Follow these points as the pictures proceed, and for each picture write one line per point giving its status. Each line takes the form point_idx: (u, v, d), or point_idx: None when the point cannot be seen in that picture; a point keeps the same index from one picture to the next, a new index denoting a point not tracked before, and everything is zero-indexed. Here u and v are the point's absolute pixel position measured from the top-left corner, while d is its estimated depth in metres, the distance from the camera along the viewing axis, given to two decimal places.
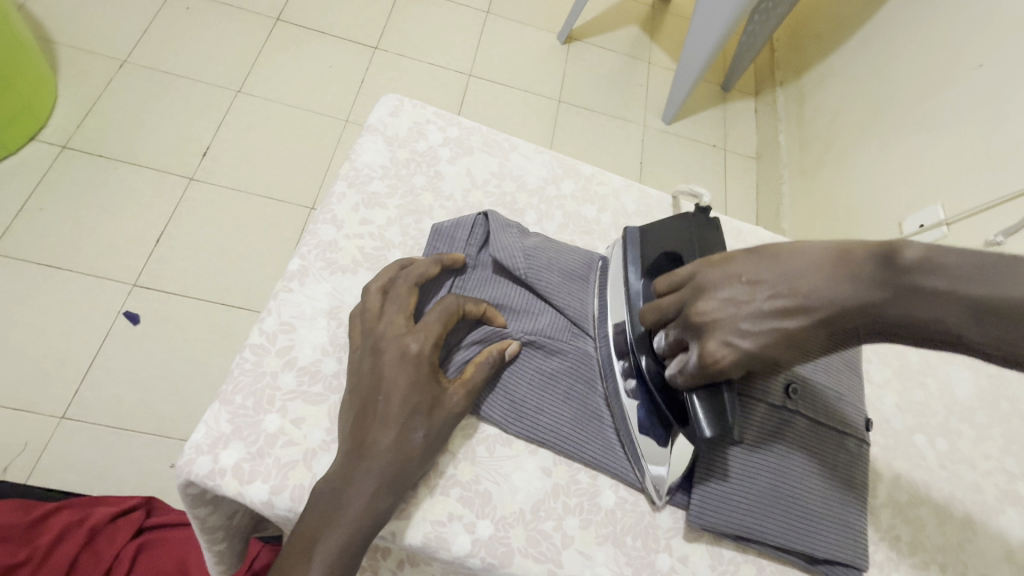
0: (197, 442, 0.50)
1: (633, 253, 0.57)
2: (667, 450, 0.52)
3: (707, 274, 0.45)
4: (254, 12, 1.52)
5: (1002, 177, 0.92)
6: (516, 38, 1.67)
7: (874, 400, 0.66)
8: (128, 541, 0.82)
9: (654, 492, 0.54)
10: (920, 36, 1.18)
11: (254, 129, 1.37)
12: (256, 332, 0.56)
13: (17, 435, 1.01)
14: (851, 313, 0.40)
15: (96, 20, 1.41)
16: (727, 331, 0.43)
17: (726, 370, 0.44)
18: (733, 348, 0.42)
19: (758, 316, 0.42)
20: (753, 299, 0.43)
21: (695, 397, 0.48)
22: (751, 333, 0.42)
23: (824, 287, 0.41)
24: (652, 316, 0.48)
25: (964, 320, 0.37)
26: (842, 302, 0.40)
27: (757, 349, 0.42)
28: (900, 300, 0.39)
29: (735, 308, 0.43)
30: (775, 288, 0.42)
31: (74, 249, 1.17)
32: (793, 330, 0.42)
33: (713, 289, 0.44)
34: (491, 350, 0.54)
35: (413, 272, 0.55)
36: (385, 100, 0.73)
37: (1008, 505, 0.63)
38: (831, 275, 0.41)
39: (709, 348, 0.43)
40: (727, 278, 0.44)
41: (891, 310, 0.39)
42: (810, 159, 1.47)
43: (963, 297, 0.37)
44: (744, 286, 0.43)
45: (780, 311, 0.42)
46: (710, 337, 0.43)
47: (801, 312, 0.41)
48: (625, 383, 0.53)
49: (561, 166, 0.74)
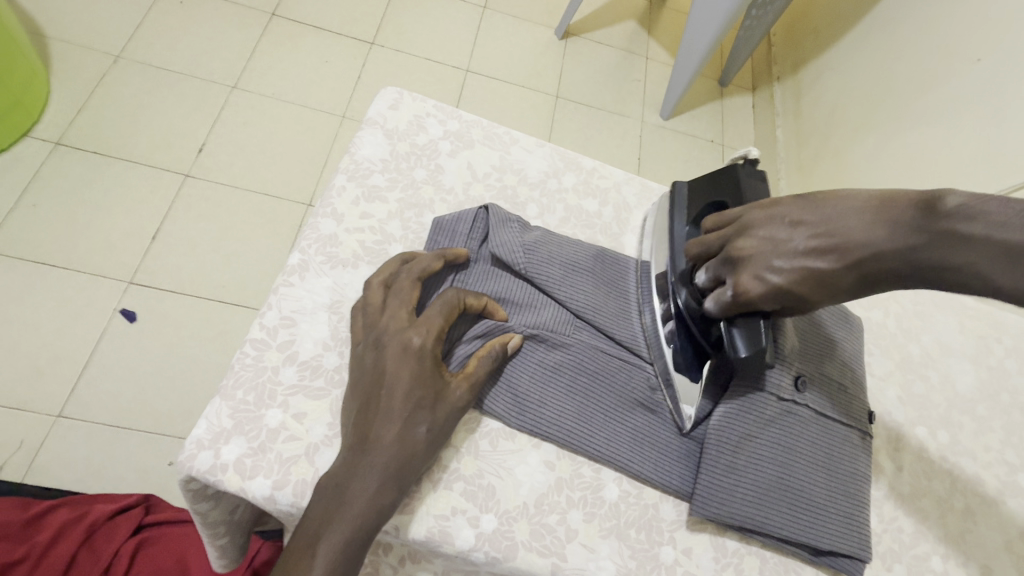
0: (198, 437, 0.49)
1: (680, 204, 0.59)
2: (698, 387, 0.54)
3: (753, 215, 0.47)
4: (249, 7, 1.50)
5: (1002, 170, 0.92)
6: (514, 34, 1.67)
7: (876, 392, 0.66)
8: (127, 538, 0.81)
9: (683, 419, 0.56)
10: (919, 28, 1.18)
11: (251, 124, 1.36)
12: (257, 327, 0.55)
13: (12, 434, 1.00)
14: (883, 260, 0.40)
15: (88, 14, 1.39)
16: (761, 266, 0.44)
17: (758, 303, 0.45)
18: (765, 283, 0.44)
19: (792, 255, 0.43)
20: (792, 239, 0.43)
21: (734, 327, 0.48)
22: (784, 270, 0.43)
23: (861, 232, 0.41)
24: (696, 250, 0.51)
25: (1003, 268, 0.36)
26: (874, 247, 0.40)
27: (789, 287, 0.43)
28: (935, 245, 0.38)
29: (772, 246, 0.44)
30: (816, 229, 0.42)
31: (68, 246, 1.16)
32: (826, 271, 0.42)
33: (755, 227, 0.46)
34: (494, 344, 0.54)
35: (415, 268, 0.55)
36: (384, 93, 0.72)
37: (1009, 496, 0.63)
38: (867, 221, 0.41)
39: (743, 281, 0.45)
40: (770, 219, 0.45)
41: (925, 254, 0.39)
42: (808, 153, 1.46)
43: (1002, 243, 0.36)
44: (785, 226, 0.44)
45: (816, 251, 0.42)
46: (743, 271, 0.45)
47: (838, 253, 0.41)
48: (666, 328, 0.55)
49: (563, 159, 0.74)
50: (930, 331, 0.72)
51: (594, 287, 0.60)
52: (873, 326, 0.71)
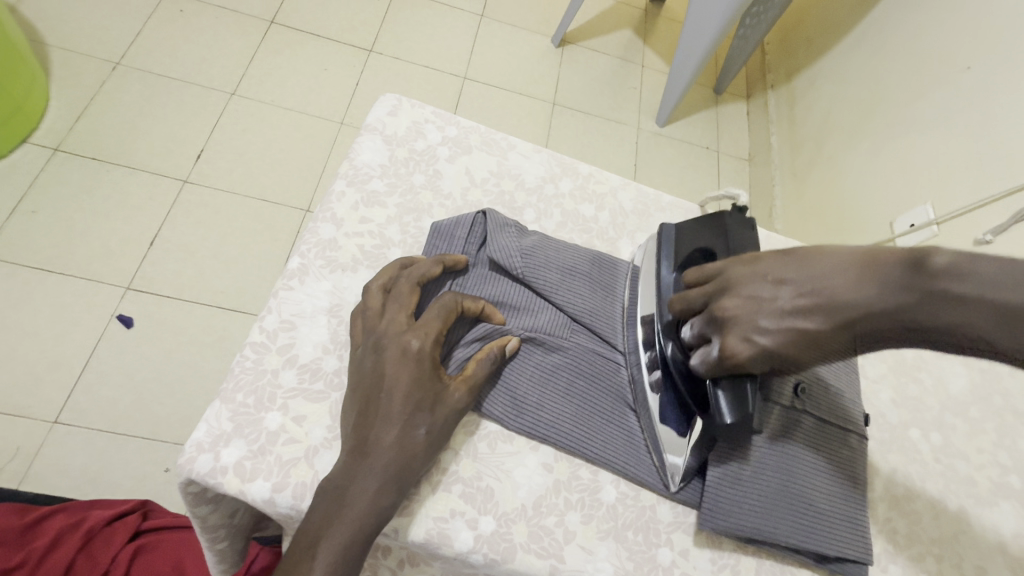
0: (198, 440, 0.49)
1: (667, 247, 0.58)
2: (685, 440, 0.53)
3: (735, 270, 0.47)
4: (248, 15, 1.52)
5: (995, 177, 0.94)
6: (511, 42, 1.69)
7: (869, 394, 0.67)
8: (124, 545, 0.81)
9: (670, 477, 0.54)
10: (909, 39, 1.21)
11: (249, 131, 1.37)
12: (256, 330, 0.56)
13: (9, 439, 1.00)
14: (871, 319, 0.40)
15: (88, 22, 1.40)
16: (748, 328, 0.44)
17: (745, 364, 0.45)
18: (753, 346, 0.43)
19: (778, 313, 0.43)
20: (777, 297, 0.43)
21: (719, 389, 0.48)
22: (771, 331, 0.43)
23: (847, 292, 0.41)
24: (678, 305, 0.50)
25: (999, 328, 0.36)
26: (863, 307, 0.40)
27: (777, 348, 0.43)
28: (926, 306, 0.38)
29: (756, 306, 0.44)
30: (801, 288, 0.43)
31: (66, 252, 1.16)
32: (814, 330, 0.42)
33: (738, 286, 0.46)
34: (491, 347, 0.54)
35: (414, 273, 0.55)
36: (383, 100, 0.73)
37: (1002, 498, 0.64)
38: (854, 280, 0.41)
39: (730, 342, 0.44)
40: (753, 276, 0.45)
41: (918, 313, 0.39)
42: (802, 160, 1.48)
43: (995, 303, 0.36)
44: (768, 285, 0.44)
45: (802, 310, 0.42)
46: (730, 332, 0.44)
47: (824, 313, 0.41)
48: (651, 375, 0.54)
49: (560, 165, 0.75)
50: None
51: (591, 290, 0.61)
52: None
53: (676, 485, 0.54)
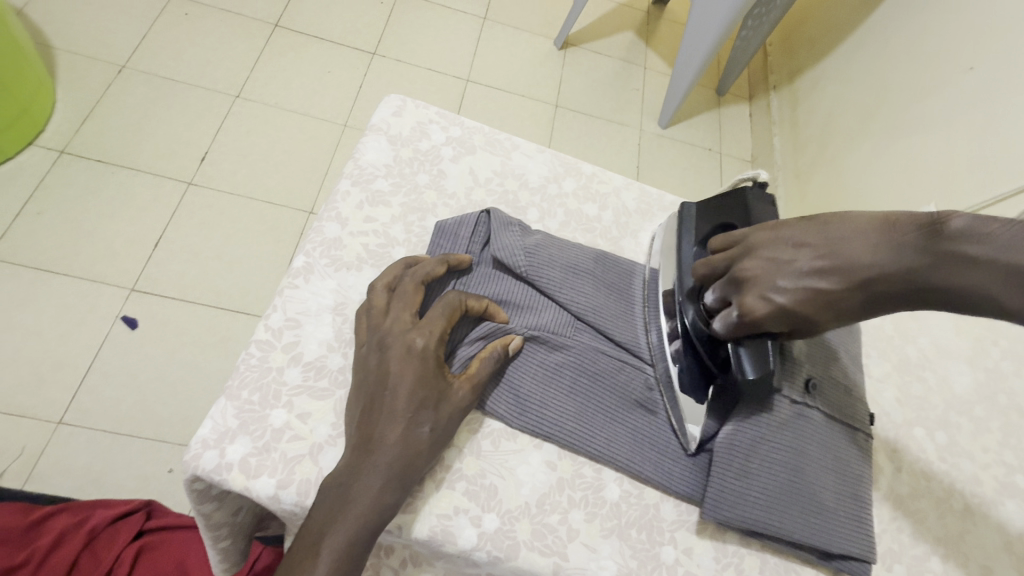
0: (204, 437, 0.50)
1: (688, 222, 0.60)
2: (704, 407, 0.54)
3: (758, 234, 0.47)
4: (252, 18, 1.53)
5: (999, 176, 0.94)
6: (514, 44, 1.69)
7: (874, 393, 0.67)
8: (128, 543, 0.81)
9: (688, 441, 0.56)
10: (912, 39, 1.21)
11: (253, 133, 1.38)
12: (262, 328, 0.56)
13: (13, 440, 1.00)
14: (887, 282, 0.40)
15: (94, 26, 1.41)
16: (766, 287, 0.44)
17: (763, 324, 0.45)
18: (770, 304, 0.44)
19: (797, 273, 0.43)
20: (796, 259, 0.44)
21: (740, 349, 0.49)
22: (789, 290, 0.43)
23: (864, 253, 0.41)
24: (702, 271, 0.51)
25: (1014, 289, 0.36)
26: (879, 268, 0.40)
27: (793, 307, 0.43)
28: (940, 264, 0.39)
29: (776, 266, 0.44)
30: (820, 250, 0.43)
31: (70, 253, 1.17)
32: (830, 292, 0.42)
33: (760, 248, 0.46)
34: (495, 346, 0.54)
35: (418, 271, 0.56)
36: (388, 101, 0.74)
37: (1007, 497, 0.63)
38: (873, 243, 0.41)
39: (748, 302, 0.45)
40: (775, 240, 0.46)
41: (933, 275, 0.39)
42: (804, 161, 1.48)
43: (1007, 264, 0.36)
44: (789, 247, 0.45)
45: (819, 272, 0.42)
46: (749, 291, 0.45)
47: (841, 274, 0.41)
48: (672, 347, 0.56)
49: (563, 165, 0.75)
50: (926, 333, 0.73)
51: (595, 289, 0.61)
52: (870, 329, 0.72)
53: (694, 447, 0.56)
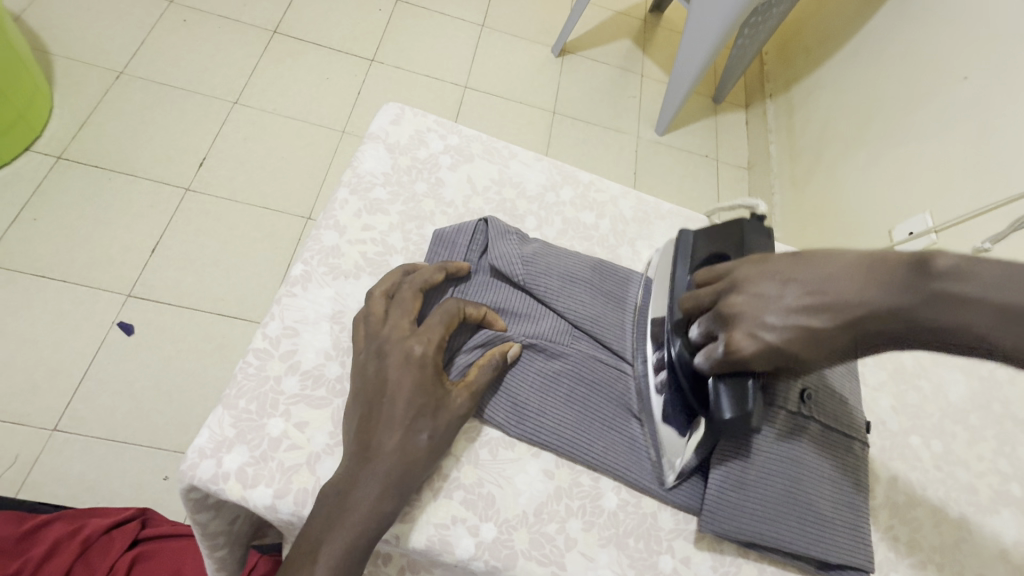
0: (200, 446, 0.50)
1: (684, 253, 0.57)
2: (685, 442, 0.52)
3: (744, 269, 0.46)
4: (251, 25, 1.53)
5: (993, 186, 0.95)
6: (511, 51, 1.70)
7: (870, 402, 0.67)
8: (123, 553, 0.81)
9: (665, 472, 0.55)
10: (907, 49, 1.22)
11: (251, 139, 1.38)
12: (259, 337, 0.56)
13: (7, 447, 1.00)
14: (880, 319, 0.40)
15: (92, 32, 1.41)
16: (754, 324, 0.43)
17: (750, 362, 0.44)
18: (757, 341, 0.43)
19: (786, 310, 0.42)
20: (784, 295, 0.43)
21: (721, 386, 0.47)
22: (778, 328, 0.43)
23: (854, 291, 0.41)
24: (689, 304, 0.50)
25: (1002, 329, 0.37)
26: (871, 305, 0.40)
27: (782, 345, 0.43)
28: (931, 306, 0.38)
29: (764, 303, 0.43)
30: (808, 286, 0.42)
31: (66, 259, 1.16)
32: (820, 329, 0.41)
33: (747, 283, 0.45)
34: (493, 354, 0.55)
35: (417, 279, 0.56)
36: (386, 109, 0.74)
37: (1003, 506, 0.64)
38: (862, 280, 0.41)
39: (735, 338, 0.44)
40: (762, 275, 0.45)
41: (923, 314, 0.39)
42: (800, 169, 1.49)
43: (1000, 305, 0.37)
44: (776, 283, 0.44)
45: (808, 309, 0.42)
46: (736, 328, 0.44)
47: (832, 312, 0.41)
48: (657, 377, 0.53)
49: (561, 174, 0.75)
50: None
51: (592, 297, 0.61)
52: None
53: (671, 481, 0.55)
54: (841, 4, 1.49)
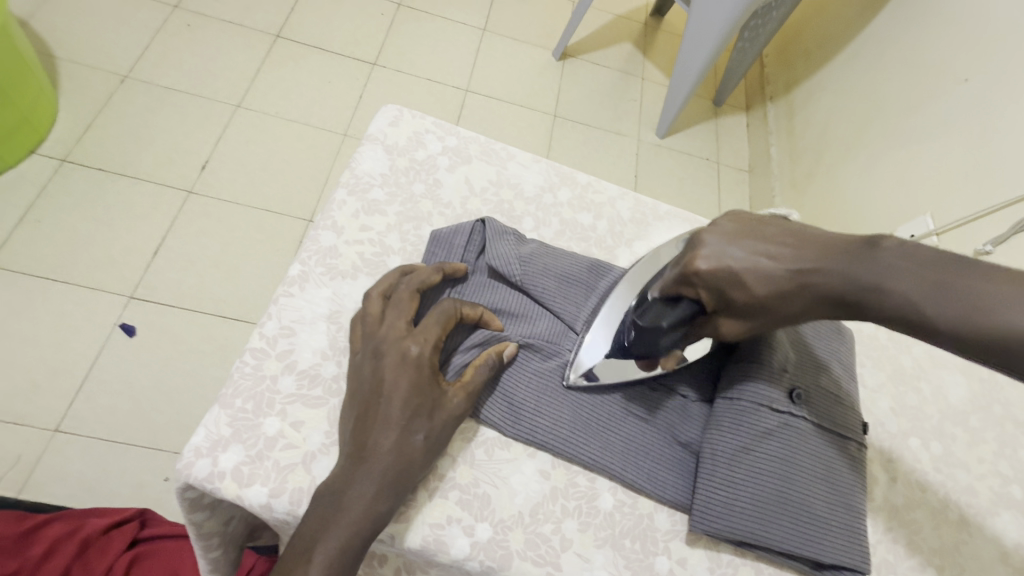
0: (196, 445, 0.50)
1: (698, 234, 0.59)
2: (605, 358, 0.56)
3: (729, 218, 0.54)
4: (254, 29, 1.54)
5: (994, 188, 0.94)
6: (513, 55, 1.71)
7: (869, 403, 0.67)
8: (121, 553, 0.81)
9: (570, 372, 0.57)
10: (908, 51, 1.22)
11: (253, 142, 1.39)
12: (256, 336, 0.56)
13: (8, 447, 1.00)
14: (821, 276, 0.46)
15: (97, 36, 1.43)
16: (717, 251, 0.50)
17: (699, 282, 0.50)
18: (713, 264, 0.50)
19: (748, 248, 0.50)
20: (751, 239, 0.50)
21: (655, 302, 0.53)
22: (737, 257, 0.49)
23: (809, 251, 0.47)
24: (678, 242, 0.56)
25: (930, 298, 0.41)
26: (818, 263, 0.46)
27: (734, 270, 0.49)
28: (873, 272, 0.44)
29: (730, 239, 0.51)
30: (774, 238, 0.50)
31: (69, 261, 1.17)
32: (768, 268, 0.48)
33: (725, 225, 0.52)
34: (488, 353, 0.54)
35: (415, 279, 0.56)
36: (385, 111, 0.75)
37: (1003, 508, 0.63)
38: (820, 247, 0.47)
39: (696, 258, 0.51)
40: (742, 224, 0.52)
41: (863, 279, 0.44)
42: (801, 171, 1.49)
43: (933, 279, 0.41)
44: (751, 231, 0.51)
45: (767, 252, 0.49)
46: (702, 250, 0.51)
47: (785, 259, 0.48)
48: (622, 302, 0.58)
49: (559, 175, 0.76)
50: (921, 343, 0.74)
51: (588, 298, 0.61)
52: (864, 338, 0.72)
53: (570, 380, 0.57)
54: (841, 7, 1.50)
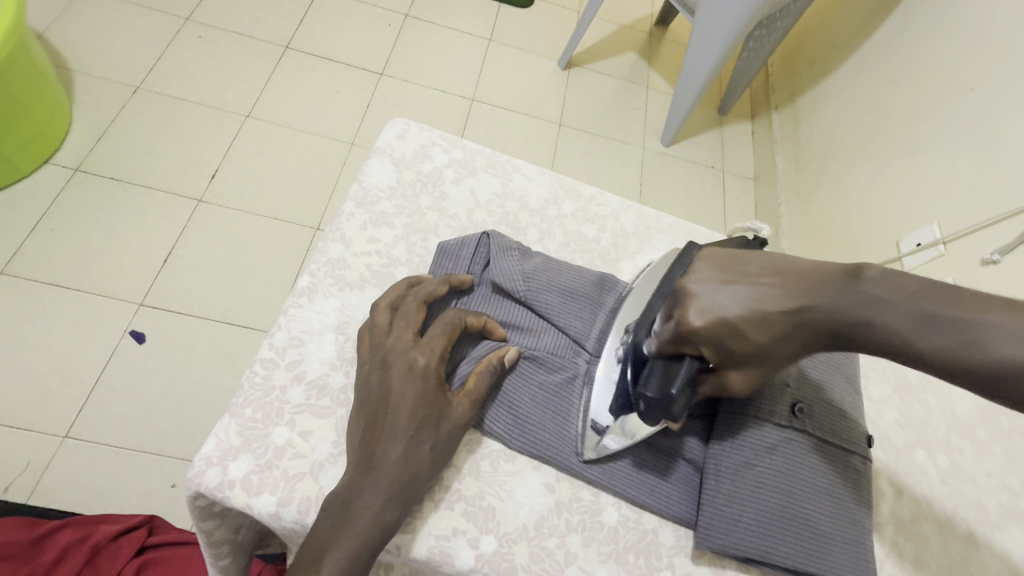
0: (207, 454, 0.51)
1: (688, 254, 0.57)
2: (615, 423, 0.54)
3: (709, 266, 0.52)
4: (264, 40, 1.57)
5: (1001, 197, 0.94)
6: (518, 65, 1.73)
7: (874, 416, 0.67)
8: (131, 558, 0.82)
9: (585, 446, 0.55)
10: (913, 61, 1.22)
11: (262, 152, 1.41)
12: (266, 346, 0.57)
13: (19, 453, 1.02)
14: (814, 313, 0.46)
15: (111, 48, 1.46)
16: (709, 305, 0.48)
17: (699, 338, 0.47)
18: (709, 318, 0.47)
19: (739, 297, 0.48)
20: (737, 287, 0.49)
21: (653, 361, 0.50)
22: (731, 308, 0.47)
23: (797, 288, 0.47)
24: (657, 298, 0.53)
25: (918, 331, 0.42)
26: (808, 300, 0.46)
27: (731, 322, 0.47)
28: (861, 306, 0.45)
29: (716, 289, 0.49)
30: (760, 283, 0.48)
31: (81, 269, 1.19)
32: (767, 314, 0.47)
33: (708, 276, 0.50)
34: (490, 359, 0.55)
35: (422, 291, 0.57)
36: (392, 124, 0.76)
37: (1011, 523, 0.63)
38: (806, 283, 0.47)
39: (687, 314, 0.48)
40: (722, 270, 0.50)
41: (854, 313, 0.45)
42: (806, 180, 1.50)
43: (918, 309, 0.43)
44: (732, 280, 0.49)
45: (759, 297, 0.47)
46: (693, 305, 0.48)
47: (779, 301, 0.47)
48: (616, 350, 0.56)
49: (563, 187, 0.77)
50: None
51: (591, 313, 0.62)
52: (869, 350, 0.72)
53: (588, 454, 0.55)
54: (846, 17, 1.51)
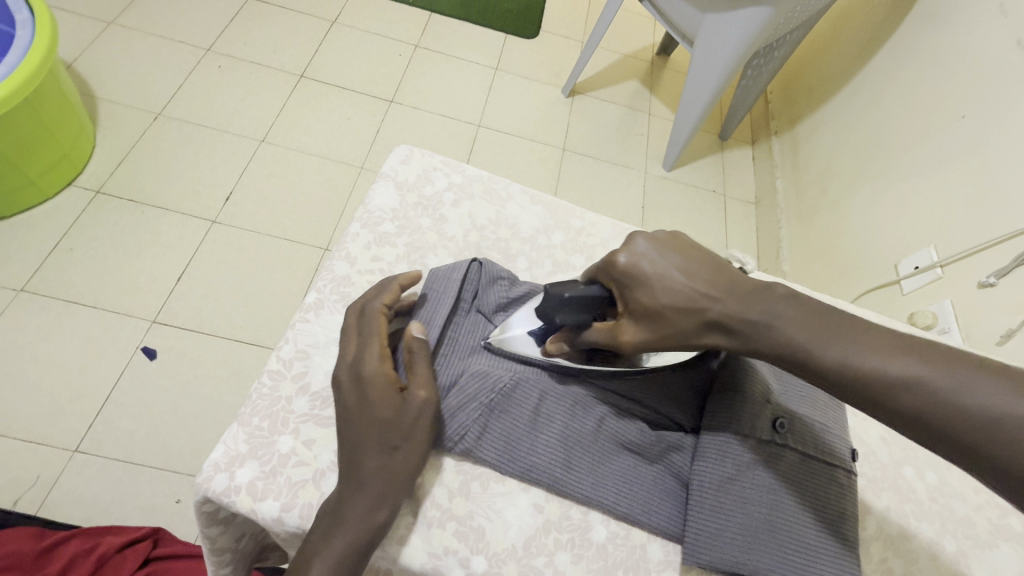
0: (216, 460, 0.53)
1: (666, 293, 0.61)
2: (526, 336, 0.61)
3: (674, 236, 0.56)
4: (279, 70, 1.65)
5: (995, 219, 0.97)
6: (523, 92, 1.80)
7: (860, 432, 0.68)
8: (135, 570, 0.84)
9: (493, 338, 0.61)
10: (903, 90, 1.27)
11: (275, 175, 1.47)
12: (274, 359, 0.60)
13: (29, 468, 1.04)
14: (717, 304, 0.51)
15: (134, 78, 1.54)
16: (638, 254, 0.54)
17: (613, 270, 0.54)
18: (629, 261, 0.53)
19: (668, 263, 0.53)
20: (671, 258, 0.54)
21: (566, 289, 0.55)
22: (652, 263, 0.53)
23: (717, 285, 0.52)
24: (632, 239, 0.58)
25: (826, 343, 0.45)
26: (723, 303, 0.50)
27: (643, 271, 0.53)
28: (773, 317, 0.48)
29: (657, 252, 0.54)
30: (697, 269, 0.53)
31: (97, 288, 1.24)
32: (675, 284, 0.52)
33: (663, 241, 0.55)
34: (410, 340, 0.56)
35: (359, 301, 0.61)
36: (398, 150, 0.80)
37: (1001, 540, 0.63)
38: (726, 285, 0.51)
39: (619, 254, 0.54)
40: (674, 244, 0.55)
41: (766, 327, 0.48)
42: (806, 204, 1.53)
43: (831, 322, 0.46)
44: (676, 254, 0.54)
45: (687, 274, 0.52)
46: (628, 248, 0.55)
47: (699, 288, 0.52)
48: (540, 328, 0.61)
49: (554, 218, 0.80)
50: None
51: None
52: None
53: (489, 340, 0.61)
54: (840, 48, 1.57)
